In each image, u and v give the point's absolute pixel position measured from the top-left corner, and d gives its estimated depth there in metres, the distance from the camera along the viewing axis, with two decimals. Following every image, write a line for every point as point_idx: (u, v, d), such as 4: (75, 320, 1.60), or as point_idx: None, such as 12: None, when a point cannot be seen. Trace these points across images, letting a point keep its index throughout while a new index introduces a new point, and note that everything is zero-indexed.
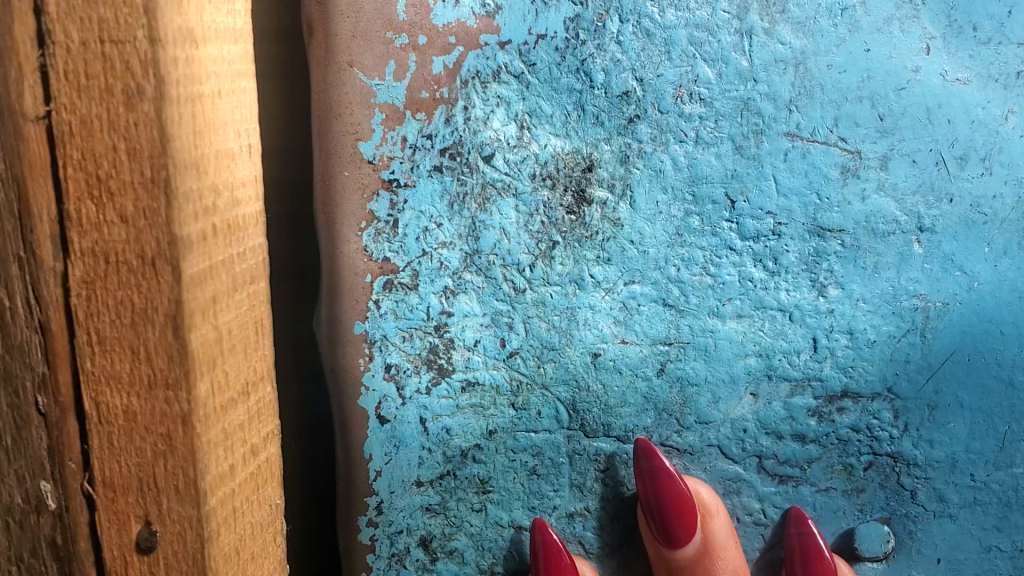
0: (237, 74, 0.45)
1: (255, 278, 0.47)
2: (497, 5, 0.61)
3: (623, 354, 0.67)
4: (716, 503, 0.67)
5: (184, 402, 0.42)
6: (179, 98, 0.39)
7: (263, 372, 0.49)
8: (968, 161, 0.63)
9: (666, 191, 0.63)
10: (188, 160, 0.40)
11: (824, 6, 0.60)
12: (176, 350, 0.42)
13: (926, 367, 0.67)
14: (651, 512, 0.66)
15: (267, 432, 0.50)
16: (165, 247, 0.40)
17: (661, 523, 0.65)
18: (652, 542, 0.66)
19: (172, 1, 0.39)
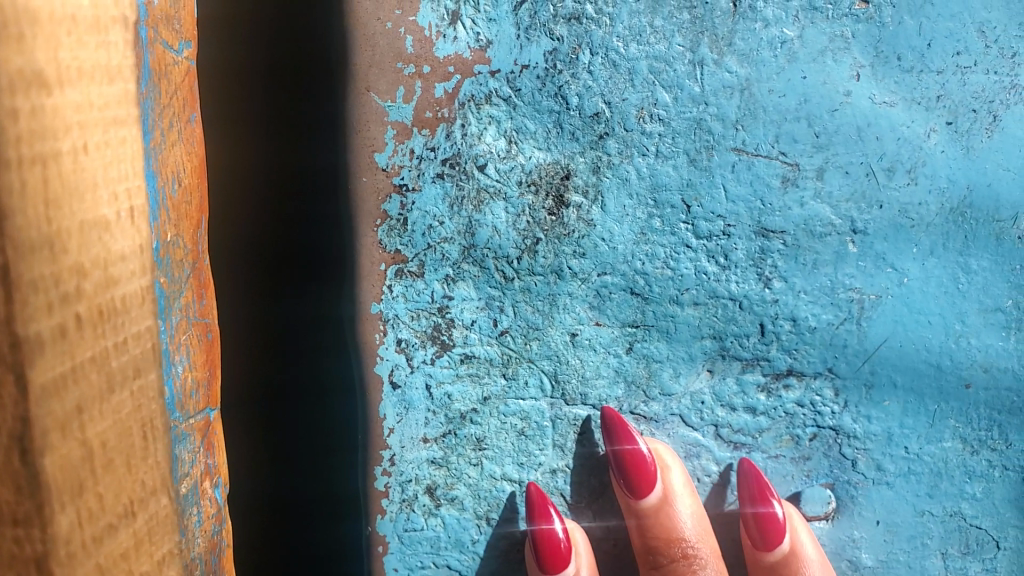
0: (110, 122, 0.42)
1: (138, 373, 0.45)
2: (488, 40, 0.73)
3: (597, 334, 0.78)
4: (674, 458, 0.79)
5: (40, 542, 0.40)
6: (20, 161, 0.37)
7: (154, 486, 0.47)
8: (895, 172, 0.73)
9: (631, 197, 0.75)
10: (36, 241, 0.38)
11: (766, 40, 0.71)
12: (25, 481, 0.39)
13: (863, 351, 0.77)
14: (616, 465, 0.78)
15: (161, 556, 0.47)
16: (7, 355, 0.37)
17: (626, 479, 0.77)
18: (622, 495, 0.79)
19: (14, 41, 0.36)
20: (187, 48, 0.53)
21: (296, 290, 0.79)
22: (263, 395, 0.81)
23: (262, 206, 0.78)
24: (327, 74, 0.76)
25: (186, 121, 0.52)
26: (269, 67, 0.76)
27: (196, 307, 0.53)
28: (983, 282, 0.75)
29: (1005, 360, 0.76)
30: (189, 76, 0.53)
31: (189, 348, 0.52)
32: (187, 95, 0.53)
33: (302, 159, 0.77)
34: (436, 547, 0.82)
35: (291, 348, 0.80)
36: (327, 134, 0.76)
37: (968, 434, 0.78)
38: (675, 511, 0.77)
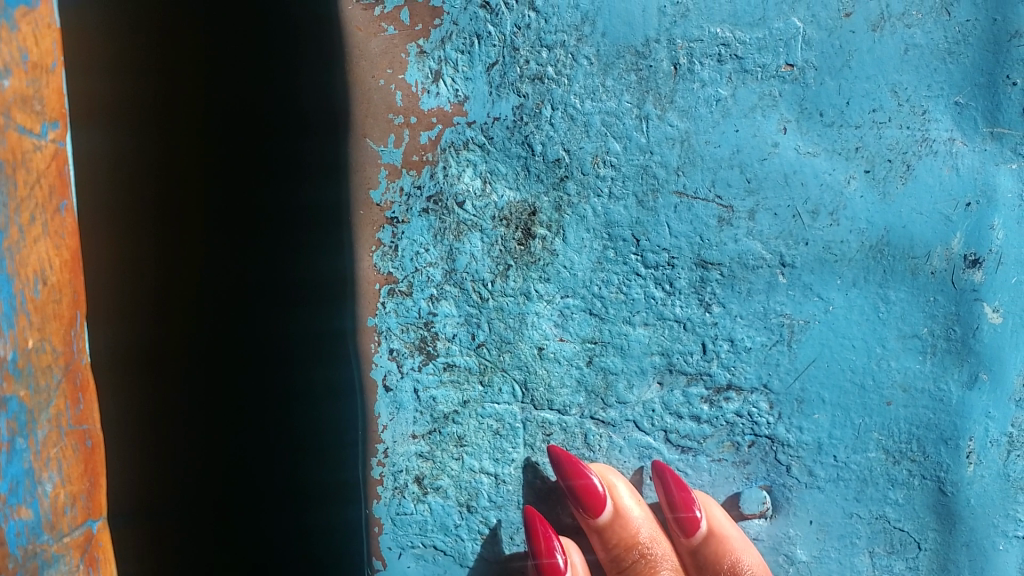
0: None
1: None
2: (465, 95, 0.85)
3: (561, 348, 0.89)
4: (620, 478, 0.89)
5: None
6: None
7: None
8: (819, 214, 0.83)
9: (588, 231, 0.86)
10: None
11: (703, 98, 0.82)
12: None
13: (794, 369, 0.87)
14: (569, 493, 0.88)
15: None
16: None
17: (580, 502, 0.88)
18: (581, 519, 0.89)
19: None
20: (53, 128, 0.68)
21: (293, 311, 0.93)
22: (264, 405, 0.94)
23: (261, 243, 0.91)
24: (317, 126, 0.89)
25: (53, 211, 0.69)
26: (251, 128, 0.89)
27: (68, 411, 0.71)
28: (901, 311, 0.85)
29: (922, 381, 0.86)
30: (60, 159, 0.69)
31: (61, 462, 0.70)
32: (56, 181, 0.69)
33: (297, 200, 0.91)
34: (423, 529, 0.95)
35: (289, 363, 0.94)
36: (323, 177, 0.90)
37: (889, 446, 0.87)
38: (628, 521, 0.87)
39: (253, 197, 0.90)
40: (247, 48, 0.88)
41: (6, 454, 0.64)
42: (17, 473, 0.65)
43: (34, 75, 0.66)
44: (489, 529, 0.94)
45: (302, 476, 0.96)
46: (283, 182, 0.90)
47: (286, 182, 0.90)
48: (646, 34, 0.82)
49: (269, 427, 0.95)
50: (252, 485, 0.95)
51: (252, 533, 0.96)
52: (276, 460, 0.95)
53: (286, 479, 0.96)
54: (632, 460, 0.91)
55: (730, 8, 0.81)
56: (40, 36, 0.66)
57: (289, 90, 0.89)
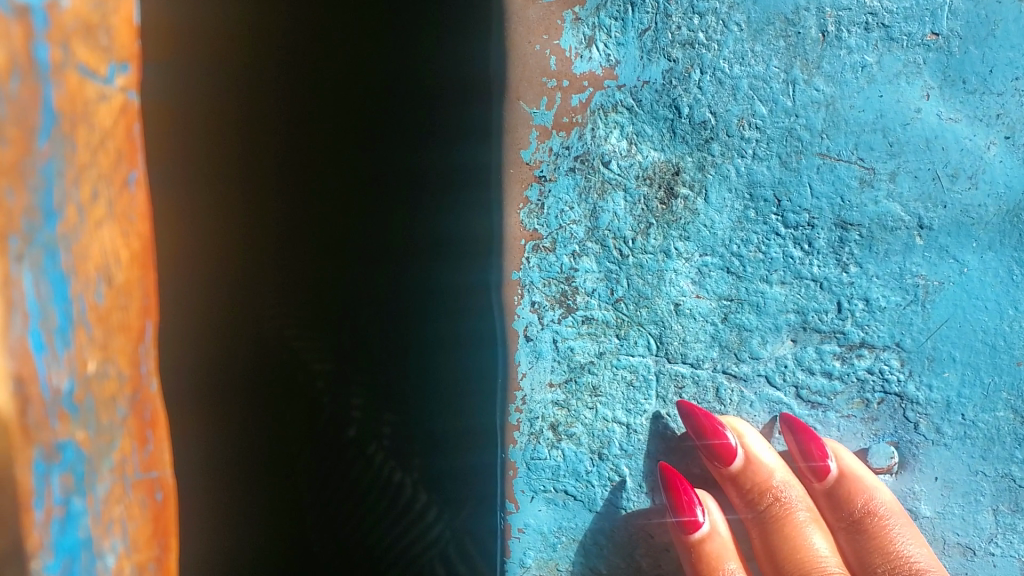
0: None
1: None
2: (617, 60, 0.90)
3: (697, 305, 0.94)
4: (746, 425, 0.95)
5: None
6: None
7: None
8: (958, 178, 0.86)
9: (731, 191, 0.90)
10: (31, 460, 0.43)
11: (849, 64, 0.85)
12: None
13: (927, 329, 0.90)
14: (705, 449, 0.94)
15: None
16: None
17: (711, 454, 0.94)
18: (715, 469, 0.96)
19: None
20: (121, 71, 0.51)
21: (429, 267, 0.98)
22: (404, 359, 1.01)
23: (389, 206, 0.97)
24: (471, 90, 0.95)
25: (120, 184, 0.52)
26: (396, 93, 0.95)
27: (135, 454, 0.53)
28: None
29: None
30: (128, 118, 0.53)
31: (130, 522, 0.52)
32: (124, 144, 0.53)
33: (444, 160, 0.96)
34: (556, 474, 1.00)
35: (426, 313, 0.99)
36: (474, 139, 0.96)
37: (1019, 406, 0.90)
38: (760, 466, 0.93)
39: (378, 158, 0.96)
40: (405, 22, 0.94)
41: (61, 520, 0.45)
42: (73, 547, 0.47)
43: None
44: (620, 476, 0.99)
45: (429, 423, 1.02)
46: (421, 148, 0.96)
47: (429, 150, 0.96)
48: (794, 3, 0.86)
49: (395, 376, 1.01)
50: (365, 438, 1.03)
51: (335, 475, 1.02)
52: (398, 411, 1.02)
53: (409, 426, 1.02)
54: (762, 414, 0.95)
55: None
56: None
57: (448, 56, 0.94)
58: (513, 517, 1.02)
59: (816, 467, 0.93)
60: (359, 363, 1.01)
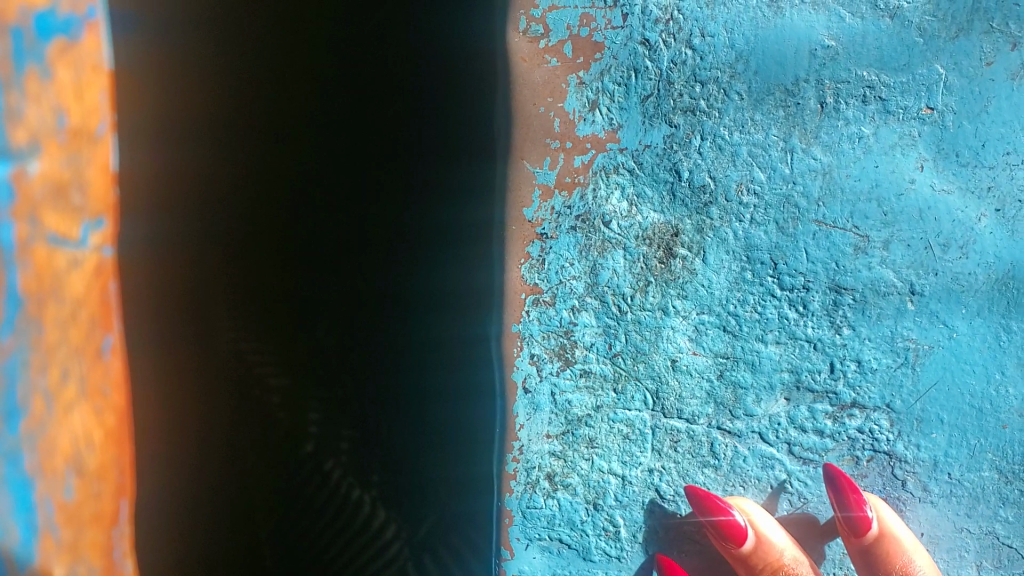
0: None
1: None
2: (619, 123, 0.92)
3: (693, 361, 0.96)
4: (754, 504, 0.97)
5: None
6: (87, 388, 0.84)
7: None
8: (949, 247, 0.88)
9: (728, 254, 0.93)
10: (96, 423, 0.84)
11: (846, 135, 0.88)
12: None
13: (916, 391, 0.93)
14: (709, 526, 0.97)
15: None
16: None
17: (721, 535, 0.96)
18: (726, 551, 0.97)
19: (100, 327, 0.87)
20: (96, 236, 0.86)
21: (418, 316, 1.01)
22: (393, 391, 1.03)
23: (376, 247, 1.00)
24: (476, 148, 0.98)
25: (99, 365, 0.87)
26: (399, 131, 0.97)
27: None
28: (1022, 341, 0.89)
29: None
30: (104, 279, 0.88)
31: None
32: (98, 311, 0.87)
33: (444, 215, 0.99)
34: (551, 522, 1.02)
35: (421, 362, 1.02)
36: (479, 197, 0.98)
37: (1003, 466, 0.93)
38: (770, 545, 0.94)
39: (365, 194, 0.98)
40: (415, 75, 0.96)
41: None
42: None
43: (71, 153, 0.83)
44: (614, 526, 1.01)
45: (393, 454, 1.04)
46: (393, 195, 0.98)
47: (413, 200, 0.98)
48: (793, 75, 0.87)
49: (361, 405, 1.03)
50: (322, 455, 1.04)
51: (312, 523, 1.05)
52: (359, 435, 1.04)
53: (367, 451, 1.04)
54: (755, 469, 0.98)
55: (877, 52, 0.85)
56: (87, 88, 0.85)
57: (454, 114, 0.97)
58: (508, 563, 1.05)
59: (853, 519, 0.93)
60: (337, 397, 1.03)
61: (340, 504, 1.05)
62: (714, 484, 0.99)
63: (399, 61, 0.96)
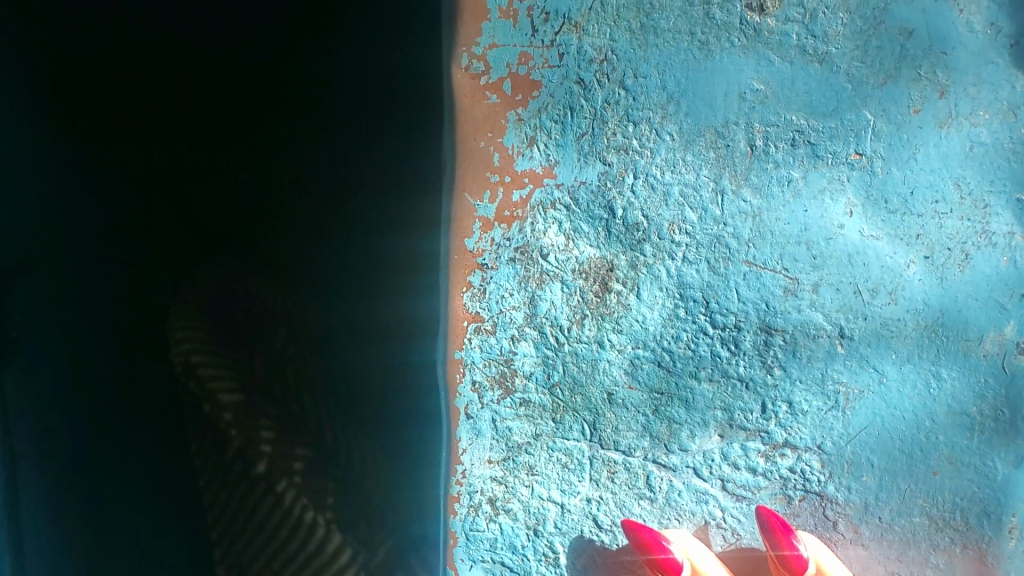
0: None
1: None
2: (555, 159, 0.93)
3: (629, 395, 0.98)
4: (692, 539, 0.97)
5: None
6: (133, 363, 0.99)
7: None
8: (878, 292, 0.88)
9: (661, 290, 0.94)
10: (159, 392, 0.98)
11: (775, 178, 0.87)
12: None
13: (846, 434, 0.93)
14: (647, 562, 0.97)
15: None
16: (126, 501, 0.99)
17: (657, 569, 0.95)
18: None
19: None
20: None
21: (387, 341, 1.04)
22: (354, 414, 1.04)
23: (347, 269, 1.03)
24: (426, 178, 0.99)
25: None
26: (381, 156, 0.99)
27: None
28: (952, 389, 0.89)
29: (968, 455, 0.91)
30: None
31: None
32: None
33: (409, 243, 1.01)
34: (493, 545, 1.05)
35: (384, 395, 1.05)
36: (425, 227, 1.00)
37: (933, 513, 0.92)
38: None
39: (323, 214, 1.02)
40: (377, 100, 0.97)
41: None
42: None
43: None
44: (554, 552, 1.03)
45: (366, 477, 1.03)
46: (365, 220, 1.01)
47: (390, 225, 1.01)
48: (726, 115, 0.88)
49: (313, 421, 1.02)
50: (275, 476, 0.97)
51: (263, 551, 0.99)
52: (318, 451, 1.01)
53: (328, 466, 1.01)
54: (689, 503, 0.99)
55: (807, 97, 0.85)
56: None
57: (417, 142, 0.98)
58: None
59: (784, 559, 0.91)
60: (272, 398, 1.00)
61: (292, 526, 0.98)
62: (650, 516, 1.00)
63: (335, 63, 0.97)
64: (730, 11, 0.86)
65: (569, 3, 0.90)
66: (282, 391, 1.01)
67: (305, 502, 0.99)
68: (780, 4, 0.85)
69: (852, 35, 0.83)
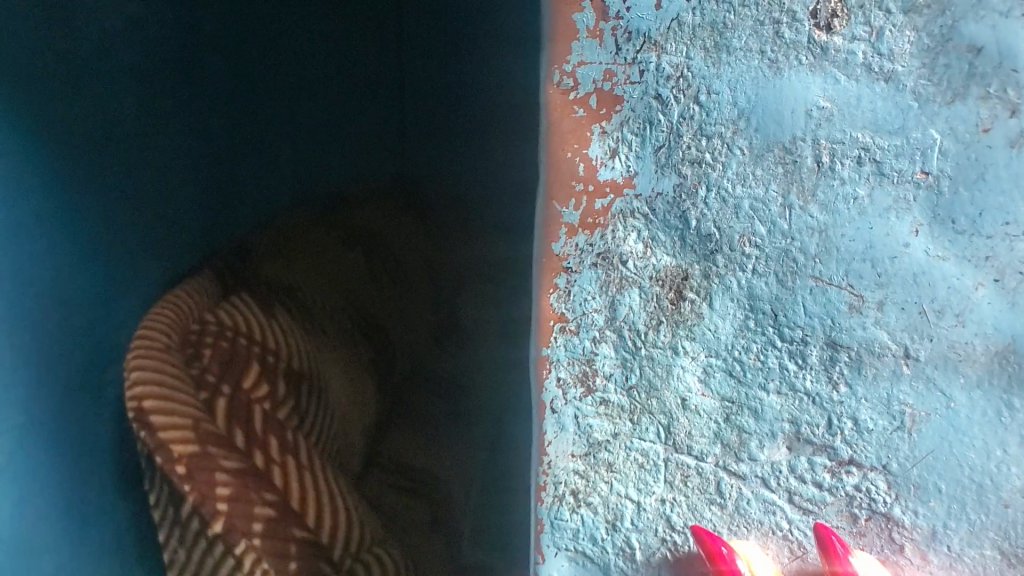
0: None
1: None
2: (635, 168, 0.74)
3: (703, 401, 0.78)
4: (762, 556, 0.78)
5: None
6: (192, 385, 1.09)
7: None
8: (944, 314, 0.72)
9: (733, 301, 0.75)
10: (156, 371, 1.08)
11: (841, 195, 0.71)
12: None
13: (912, 457, 0.74)
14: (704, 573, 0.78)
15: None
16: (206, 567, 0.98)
17: None
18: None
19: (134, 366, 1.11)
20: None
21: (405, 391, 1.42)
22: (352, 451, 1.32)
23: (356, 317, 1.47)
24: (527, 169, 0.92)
25: None
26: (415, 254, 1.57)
27: None
28: None
29: None
30: None
31: None
32: None
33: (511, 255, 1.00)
34: (575, 540, 0.82)
35: (376, 438, 1.37)
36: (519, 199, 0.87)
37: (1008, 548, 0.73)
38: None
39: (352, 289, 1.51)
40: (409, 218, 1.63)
41: None
42: None
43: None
44: (633, 549, 0.81)
45: (323, 531, 1.05)
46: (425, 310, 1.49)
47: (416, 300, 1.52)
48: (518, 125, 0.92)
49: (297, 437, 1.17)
50: (235, 538, 0.94)
51: None
52: (277, 511, 1.01)
53: (288, 526, 1.01)
54: (756, 515, 0.79)
55: (871, 116, 0.70)
56: None
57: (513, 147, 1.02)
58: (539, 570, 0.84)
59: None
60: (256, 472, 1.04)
61: None
62: (720, 524, 0.79)
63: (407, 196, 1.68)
64: (797, 28, 0.69)
65: (651, 19, 0.70)
66: (245, 439, 1.07)
67: (267, 567, 0.94)
68: (848, 21, 0.69)
69: (918, 52, 0.68)
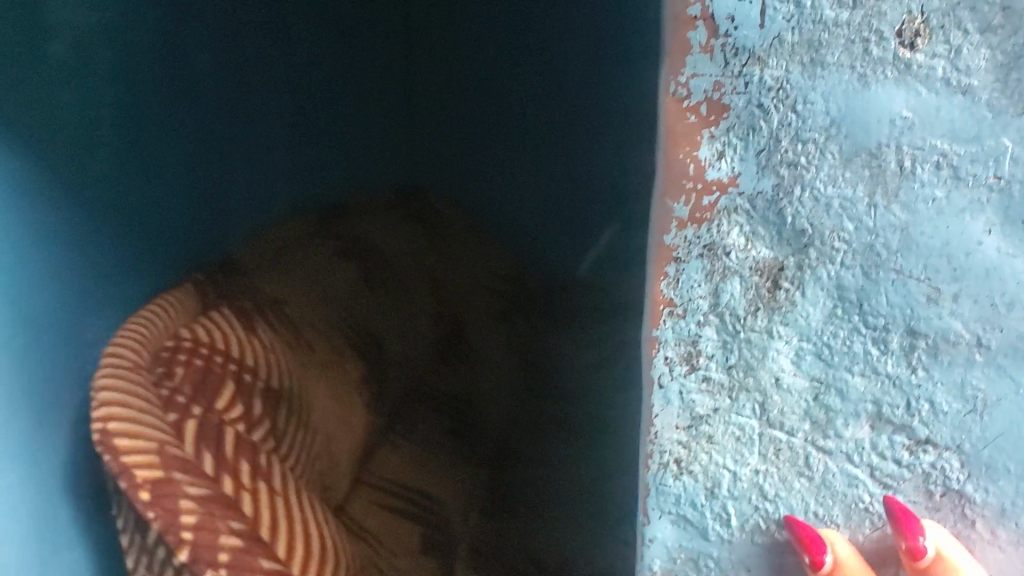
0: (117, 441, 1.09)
1: None
2: (738, 170, 0.77)
3: (794, 381, 0.81)
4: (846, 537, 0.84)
5: None
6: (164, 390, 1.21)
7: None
8: (1015, 305, 0.75)
9: (824, 291, 0.78)
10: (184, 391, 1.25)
11: (921, 196, 0.74)
12: None
13: (984, 439, 0.79)
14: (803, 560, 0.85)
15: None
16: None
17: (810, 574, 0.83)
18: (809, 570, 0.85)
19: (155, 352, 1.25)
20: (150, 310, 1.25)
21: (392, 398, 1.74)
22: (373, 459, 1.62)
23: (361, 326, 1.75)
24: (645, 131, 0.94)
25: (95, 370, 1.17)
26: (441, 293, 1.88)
27: None
28: None
29: None
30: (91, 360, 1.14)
31: None
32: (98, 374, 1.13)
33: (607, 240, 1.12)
34: (680, 502, 0.89)
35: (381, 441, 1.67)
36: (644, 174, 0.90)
37: None
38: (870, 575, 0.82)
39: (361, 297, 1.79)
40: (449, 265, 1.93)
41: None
42: None
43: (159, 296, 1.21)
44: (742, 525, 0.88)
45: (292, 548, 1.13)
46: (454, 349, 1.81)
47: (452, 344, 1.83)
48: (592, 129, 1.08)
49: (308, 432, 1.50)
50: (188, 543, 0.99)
51: None
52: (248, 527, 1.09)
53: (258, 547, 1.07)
54: (841, 488, 0.84)
55: (949, 125, 0.72)
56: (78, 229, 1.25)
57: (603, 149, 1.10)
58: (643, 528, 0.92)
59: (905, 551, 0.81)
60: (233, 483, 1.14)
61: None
62: (806, 495, 0.85)
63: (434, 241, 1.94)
64: (884, 47, 0.71)
65: (756, 38, 0.72)
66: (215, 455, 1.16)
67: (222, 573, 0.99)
68: (929, 40, 0.70)
69: (993, 69, 0.70)
